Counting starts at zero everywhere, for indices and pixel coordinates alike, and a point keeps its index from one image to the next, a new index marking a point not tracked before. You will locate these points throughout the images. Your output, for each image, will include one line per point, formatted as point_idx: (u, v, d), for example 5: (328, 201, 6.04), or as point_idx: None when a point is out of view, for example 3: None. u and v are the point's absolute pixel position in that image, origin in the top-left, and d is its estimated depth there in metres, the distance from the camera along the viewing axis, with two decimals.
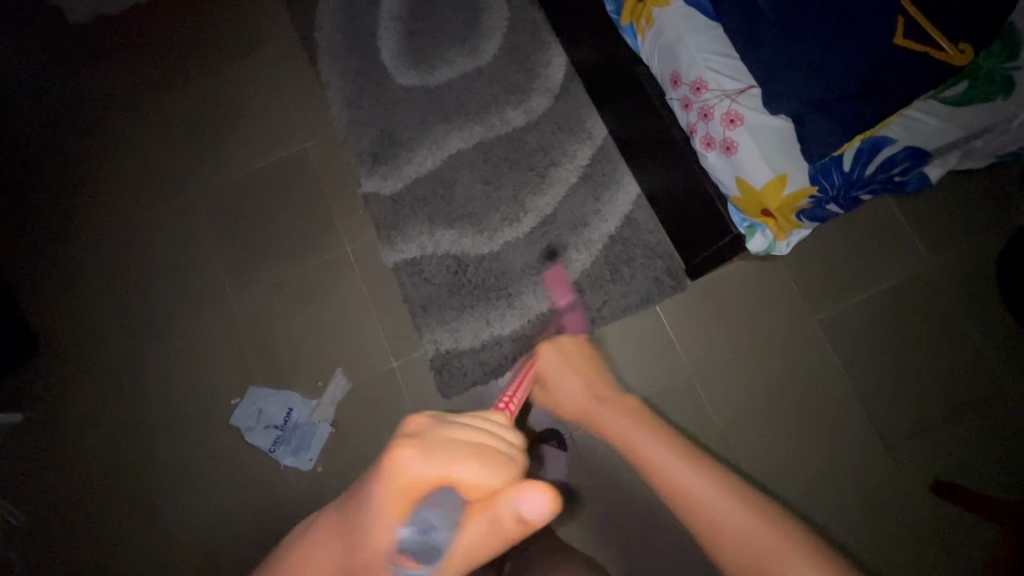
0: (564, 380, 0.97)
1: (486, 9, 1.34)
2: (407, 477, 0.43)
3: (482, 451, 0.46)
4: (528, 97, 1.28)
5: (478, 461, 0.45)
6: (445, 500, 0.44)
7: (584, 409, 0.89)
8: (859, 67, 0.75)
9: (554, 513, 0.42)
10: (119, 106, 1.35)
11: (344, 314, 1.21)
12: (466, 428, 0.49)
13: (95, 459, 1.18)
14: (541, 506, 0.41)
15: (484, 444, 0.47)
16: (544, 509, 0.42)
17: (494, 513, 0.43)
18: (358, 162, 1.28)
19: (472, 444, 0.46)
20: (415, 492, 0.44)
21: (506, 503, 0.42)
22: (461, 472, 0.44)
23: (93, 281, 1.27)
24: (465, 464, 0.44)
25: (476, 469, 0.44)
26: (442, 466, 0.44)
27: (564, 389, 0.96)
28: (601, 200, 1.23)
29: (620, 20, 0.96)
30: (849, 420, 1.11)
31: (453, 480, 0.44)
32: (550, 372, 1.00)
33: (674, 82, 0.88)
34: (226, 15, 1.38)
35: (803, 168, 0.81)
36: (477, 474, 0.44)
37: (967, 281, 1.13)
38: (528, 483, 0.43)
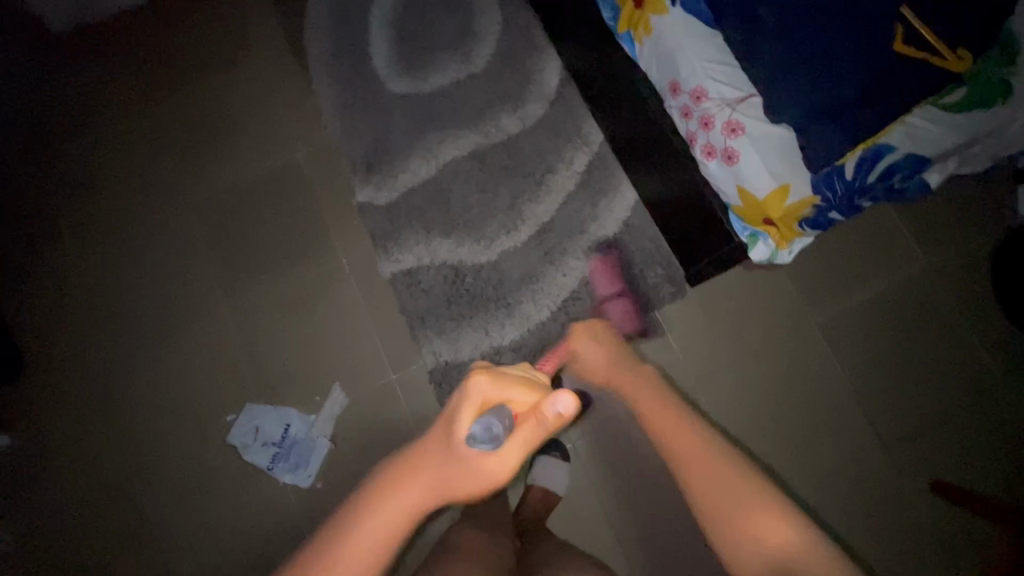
0: (595, 353, 0.92)
1: (477, 14, 1.32)
2: (481, 394, 0.63)
3: (527, 381, 0.68)
4: (523, 103, 1.27)
5: (525, 388, 0.66)
6: (506, 414, 0.63)
7: (609, 376, 0.88)
8: (860, 74, 0.75)
9: (574, 407, 0.63)
10: (104, 117, 1.32)
11: (341, 326, 1.19)
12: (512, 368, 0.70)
13: (87, 480, 1.15)
14: (567, 399, 0.62)
15: (526, 377, 0.69)
16: (568, 406, 0.62)
17: (546, 414, 0.63)
18: (352, 171, 1.26)
19: (520, 379, 0.68)
20: (485, 404, 0.63)
21: (545, 406, 0.63)
22: (515, 395, 0.65)
23: (81, 299, 1.24)
24: (518, 389, 0.66)
25: (523, 391, 0.66)
26: (505, 390, 0.65)
27: (593, 363, 0.92)
28: (598, 206, 1.22)
29: (616, 27, 0.95)
30: (851, 423, 1.11)
31: (511, 395, 0.65)
32: (583, 350, 0.94)
33: (673, 91, 0.88)
34: (212, 22, 1.35)
35: (806, 177, 0.80)
36: (525, 393, 0.66)
37: (965, 281, 1.14)
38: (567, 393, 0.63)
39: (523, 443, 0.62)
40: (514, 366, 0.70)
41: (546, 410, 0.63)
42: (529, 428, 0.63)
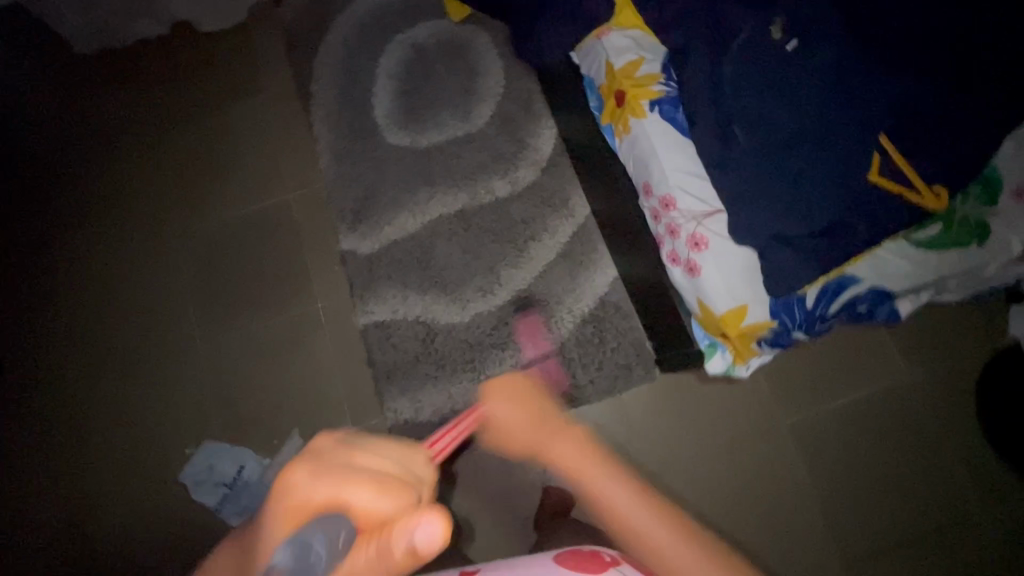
0: (515, 420, 0.68)
1: (482, 75, 1.34)
2: (300, 492, 0.42)
3: (388, 476, 0.44)
4: (515, 167, 1.28)
5: (377, 487, 0.43)
6: (338, 529, 0.40)
7: (541, 445, 0.66)
8: (831, 201, 0.74)
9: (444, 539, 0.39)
10: (114, 138, 1.38)
11: (308, 371, 1.20)
12: (385, 452, 0.47)
13: (43, 495, 1.17)
14: (434, 524, 0.39)
15: (390, 472, 0.45)
16: (435, 538, 0.39)
17: (398, 546, 0.39)
18: (340, 219, 1.28)
19: (381, 471, 0.45)
20: (304, 511, 0.41)
21: (398, 529, 0.40)
22: (358, 497, 0.42)
23: (65, 315, 1.27)
24: (369, 486, 0.42)
25: (377, 495, 0.42)
26: (342, 486, 0.42)
27: (516, 434, 0.67)
28: (578, 279, 1.21)
29: (601, 118, 0.95)
30: (822, 543, 1.04)
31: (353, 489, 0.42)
32: (503, 415, 0.68)
33: (646, 192, 0.88)
34: (228, 57, 1.40)
35: (764, 301, 0.79)
36: (378, 501, 0.42)
37: (952, 401, 1.08)
38: (438, 512, 0.40)
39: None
40: (390, 448, 0.48)
41: (396, 526, 0.40)
42: (367, 559, 0.39)
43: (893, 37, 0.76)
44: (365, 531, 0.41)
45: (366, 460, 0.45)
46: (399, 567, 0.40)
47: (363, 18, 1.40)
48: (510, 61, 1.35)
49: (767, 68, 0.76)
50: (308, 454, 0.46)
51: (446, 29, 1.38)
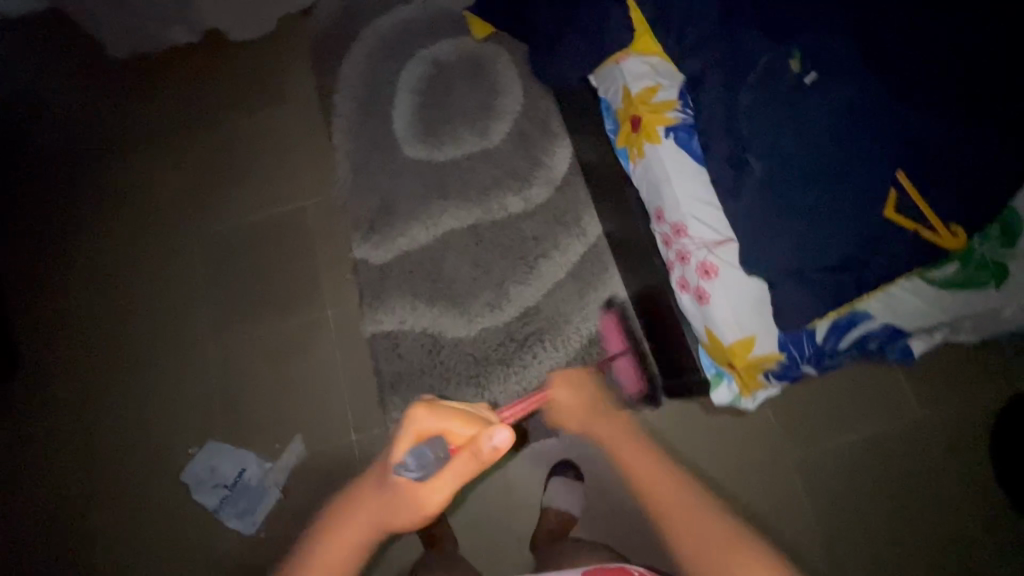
0: (572, 403, 0.95)
1: (500, 93, 1.36)
2: (418, 425, 0.64)
3: (468, 414, 0.68)
4: (529, 185, 1.29)
5: (461, 419, 0.66)
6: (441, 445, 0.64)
7: (585, 423, 0.91)
8: (842, 236, 0.73)
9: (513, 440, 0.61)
10: (141, 139, 1.42)
11: (314, 377, 1.21)
12: (462, 403, 0.72)
13: (48, 486, 1.19)
14: (504, 430, 0.61)
15: (469, 411, 0.69)
16: (508, 440, 0.60)
17: (483, 448, 0.60)
18: (354, 227, 1.30)
19: (463, 413, 0.69)
20: (420, 436, 0.64)
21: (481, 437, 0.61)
22: (455, 428, 0.66)
23: (82, 309, 1.30)
24: (459, 420, 0.66)
25: (464, 426, 0.66)
26: (445, 420, 0.66)
27: (570, 415, 0.94)
28: (586, 300, 1.21)
29: (617, 140, 0.96)
30: None
31: (450, 427, 0.66)
32: (564, 400, 0.95)
33: (658, 218, 0.88)
34: (256, 66, 1.44)
35: (773, 333, 0.78)
36: (467, 429, 0.66)
37: (966, 445, 1.05)
38: (507, 424, 0.62)
39: (457, 475, 0.60)
40: (464, 404, 0.71)
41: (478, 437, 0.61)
42: (462, 461, 0.60)
43: (913, 74, 0.75)
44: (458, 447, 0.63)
45: (451, 409, 0.70)
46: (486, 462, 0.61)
47: (387, 33, 1.43)
48: (529, 80, 1.36)
49: (783, 99, 0.76)
50: (416, 404, 0.67)
51: (469, 47, 1.40)
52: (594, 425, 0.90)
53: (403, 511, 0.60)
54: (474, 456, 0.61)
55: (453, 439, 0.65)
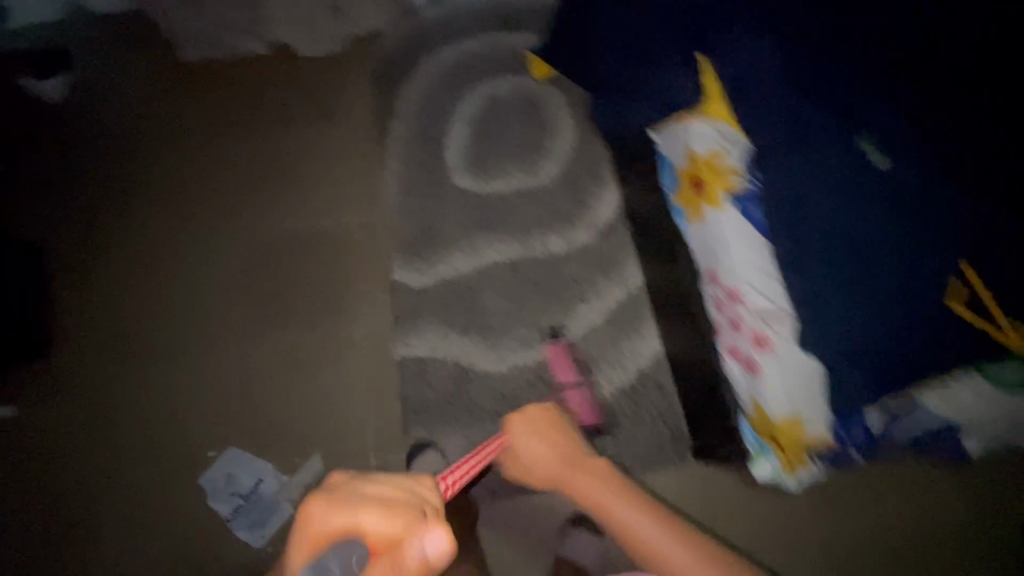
0: (536, 445, 0.97)
1: (553, 133, 1.38)
2: (319, 526, 0.61)
3: (391, 504, 0.63)
4: (572, 226, 1.30)
5: (380, 514, 0.61)
6: (359, 546, 0.59)
7: (558, 474, 0.94)
8: (907, 326, 0.71)
9: (447, 548, 0.59)
10: (198, 140, 1.46)
11: (339, 395, 1.21)
12: (384, 483, 0.66)
13: (66, 472, 1.20)
14: (437, 542, 0.59)
15: (392, 497, 0.64)
16: (439, 548, 0.59)
17: (412, 555, 0.59)
18: (396, 251, 1.31)
19: (384, 500, 0.63)
20: (323, 538, 0.60)
21: (412, 544, 0.59)
22: (370, 522, 0.60)
23: (121, 300, 1.33)
24: (375, 516, 0.61)
25: (381, 520, 0.61)
26: (354, 516, 0.61)
27: (536, 459, 0.96)
28: (620, 349, 1.20)
29: (674, 198, 0.96)
30: None
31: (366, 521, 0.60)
32: (525, 445, 0.97)
33: (711, 280, 0.89)
34: (319, 82, 1.49)
35: (823, 416, 0.78)
36: (390, 524, 0.61)
37: (1001, 546, 1.02)
38: (439, 530, 0.60)
39: None
40: (392, 483, 0.66)
41: (409, 542, 0.59)
42: (382, 565, 0.59)
43: (932, 95, 0.67)
44: (378, 548, 0.60)
45: (374, 493, 0.64)
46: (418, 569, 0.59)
47: (447, 64, 1.47)
48: (583, 122, 1.38)
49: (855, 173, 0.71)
50: (314, 496, 0.63)
51: (526, 85, 1.43)
52: (569, 480, 0.92)
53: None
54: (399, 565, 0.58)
55: (369, 540, 0.60)
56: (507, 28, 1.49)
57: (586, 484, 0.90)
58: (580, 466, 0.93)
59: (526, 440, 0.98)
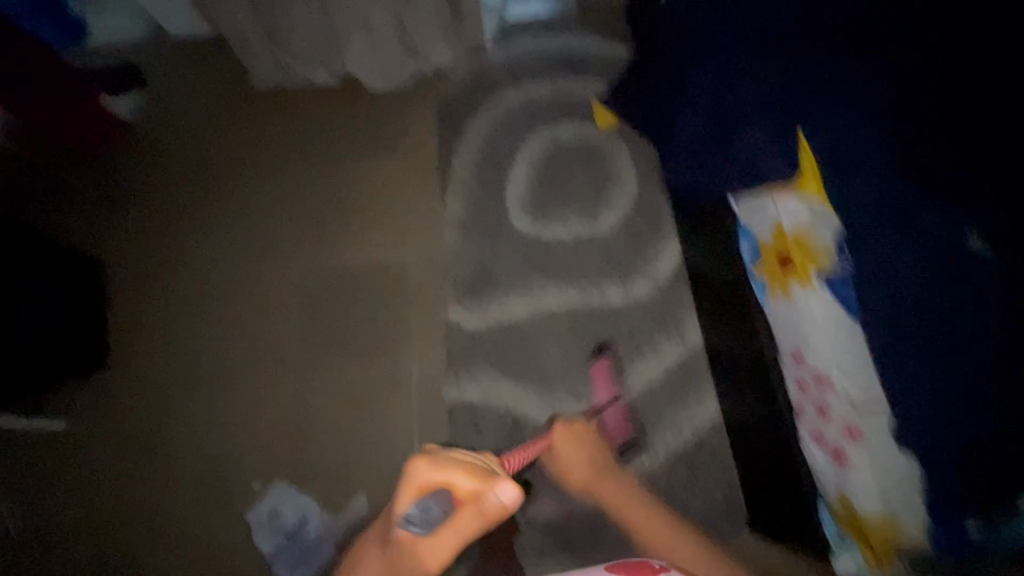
0: (573, 455, 0.96)
1: (616, 183, 1.38)
2: (418, 479, 0.70)
3: (472, 466, 0.71)
4: (632, 279, 1.29)
5: (465, 473, 0.69)
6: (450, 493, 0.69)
7: (590, 480, 0.94)
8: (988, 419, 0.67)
9: (519, 495, 0.67)
10: (261, 165, 1.48)
11: (388, 436, 1.20)
12: (464, 454, 0.74)
13: (112, 491, 1.21)
14: (511, 494, 0.66)
15: (472, 462, 0.71)
16: (512, 496, 0.67)
17: (491, 500, 0.66)
18: (452, 292, 1.30)
19: (467, 463, 0.71)
20: (423, 489, 0.70)
21: (489, 493, 0.67)
22: (458, 480, 0.69)
23: (177, 320, 1.34)
24: (461, 474, 0.69)
25: (467, 479, 0.69)
26: (444, 471, 0.70)
27: (573, 463, 0.95)
28: (676, 410, 1.19)
29: (753, 269, 0.96)
30: None
31: (452, 478, 0.69)
32: (563, 452, 0.96)
33: (796, 360, 0.87)
34: (385, 117, 1.51)
35: (920, 518, 0.72)
36: (471, 483, 0.69)
37: None
38: (512, 482, 0.67)
39: (462, 526, 0.66)
40: (471, 454, 0.74)
41: (488, 492, 0.67)
42: (467, 514, 0.66)
43: None
44: (464, 499, 0.68)
45: (458, 458, 0.73)
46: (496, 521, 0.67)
47: (514, 107, 1.48)
48: (647, 175, 1.38)
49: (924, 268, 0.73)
50: (416, 460, 0.71)
51: (590, 134, 1.44)
52: (597, 483, 0.94)
53: (419, 566, 0.66)
54: (483, 513, 0.66)
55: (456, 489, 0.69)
56: (576, 77, 1.50)
57: (610, 487, 0.93)
58: (609, 472, 0.95)
59: (566, 446, 0.96)
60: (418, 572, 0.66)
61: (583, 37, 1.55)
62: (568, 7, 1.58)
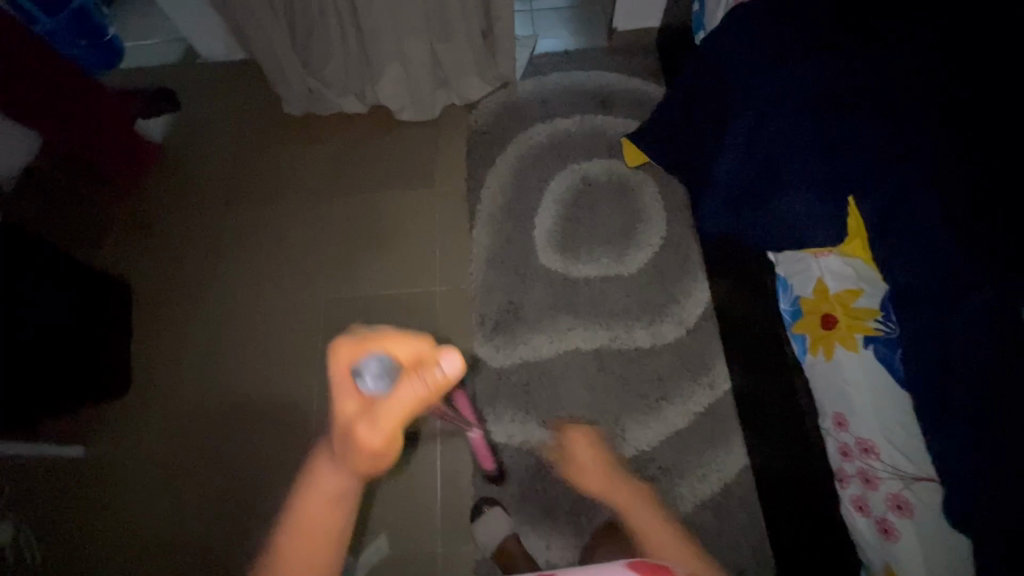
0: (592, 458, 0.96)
1: (644, 221, 1.38)
2: (348, 342, 0.60)
3: (406, 334, 0.62)
4: (659, 320, 1.28)
5: (405, 339, 0.61)
6: (386, 363, 0.58)
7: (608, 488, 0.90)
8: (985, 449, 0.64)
9: (461, 364, 0.60)
10: (290, 191, 1.48)
11: (410, 472, 1.18)
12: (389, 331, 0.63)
13: (129, 518, 1.20)
14: (455, 360, 0.60)
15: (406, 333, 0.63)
16: (454, 364, 0.60)
17: (433, 366, 0.60)
18: (478, 326, 1.30)
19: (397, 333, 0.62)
20: (354, 359, 0.58)
21: (430, 361, 0.60)
22: (394, 347, 0.60)
23: (201, 345, 1.34)
24: (403, 342, 0.61)
25: (408, 346, 0.61)
26: (381, 340, 0.61)
27: (592, 468, 0.94)
28: (703, 457, 1.16)
29: (790, 324, 0.93)
30: None
31: (390, 349, 0.60)
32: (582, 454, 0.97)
33: (837, 423, 0.82)
34: (415, 146, 1.52)
35: None
36: (408, 349, 0.61)
37: None
38: (453, 351, 0.61)
39: (410, 393, 0.56)
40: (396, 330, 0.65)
41: (427, 361, 0.60)
42: (416, 380, 0.57)
43: None
44: (405, 366, 0.59)
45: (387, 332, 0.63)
46: (435, 394, 0.60)
47: (542, 141, 1.48)
48: (676, 215, 1.38)
49: (940, 308, 0.72)
50: (345, 334, 0.62)
51: (619, 171, 1.44)
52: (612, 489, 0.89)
53: (360, 454, 0.52)
54: (426, 381, 0.58)
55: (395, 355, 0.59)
56: (606, 113, 1.50)
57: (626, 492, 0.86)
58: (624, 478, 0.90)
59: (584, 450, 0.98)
60: (365, 458, 0.53)
61: (612, 72, 1.56)
62: (598, 44, 1.61)
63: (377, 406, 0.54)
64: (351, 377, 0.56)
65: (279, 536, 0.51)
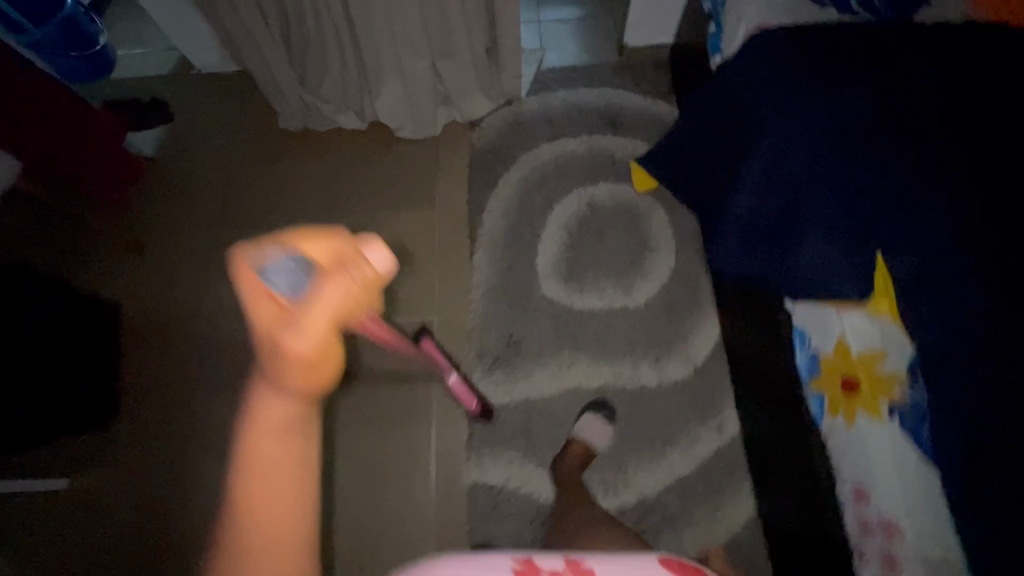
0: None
1: (653, 252, 1.32)
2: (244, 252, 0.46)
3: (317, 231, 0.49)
4: (666, 358, 1.22)
5: (315, 236, 0.48)
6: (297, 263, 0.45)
7: None
8: None
9: (390, 256, 0.48)
10: (285, 211, 1.43)
11: (403, 515, 1.13)
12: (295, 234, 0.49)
13: (109, 555, 1.15)
14: (384, 249, 0.48)
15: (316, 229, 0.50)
16: (381, 256, 0.48)
17: (356, 260, 0.47)
18: (477, 360, 1.24)
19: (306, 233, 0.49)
20: (255, 268, 0.44)
21: (352, 256, 0.47)
22: (307, 249, 0.47)
23: (189, 372, 1.29)
24: (314, 242, 0.48)
25: (322, 244, 0.48)
26: (285, 240, 0.47)
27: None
28: (709, 507, 1.11)
29: (806, 380, 0.87)
30: None
31: (300, 245, 0.47)
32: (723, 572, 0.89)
33: (855, 497, 0.76)
34: (415, 166, 1.46)
35: None
36: (324, 247, 0.48)
37: None
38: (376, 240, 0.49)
39: (334, 292, 0.43)
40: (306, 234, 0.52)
41: (349, 256, 0.48)
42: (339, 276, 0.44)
43: None
44: (322, 266, 0.46)
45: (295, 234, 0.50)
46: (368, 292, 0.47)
47: (549, 163, 1.42)
48: (686, 245, 1.32)
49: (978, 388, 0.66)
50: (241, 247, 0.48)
51: (627, 197, 1.38)
52: None
53: (293, 373, 0.40)
54: (353, 278, 0.46)
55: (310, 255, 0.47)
56: (615, 134, 1.44)
57: None
58: None
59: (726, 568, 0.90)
60: (297, 377, 0.41)
61: (623, 90, 1.49)
62: (608, 59, 1.54)
63: (295, 312, 0.42)
64: (258, 285, 0.44)
65: (231, 503, 0.38)
